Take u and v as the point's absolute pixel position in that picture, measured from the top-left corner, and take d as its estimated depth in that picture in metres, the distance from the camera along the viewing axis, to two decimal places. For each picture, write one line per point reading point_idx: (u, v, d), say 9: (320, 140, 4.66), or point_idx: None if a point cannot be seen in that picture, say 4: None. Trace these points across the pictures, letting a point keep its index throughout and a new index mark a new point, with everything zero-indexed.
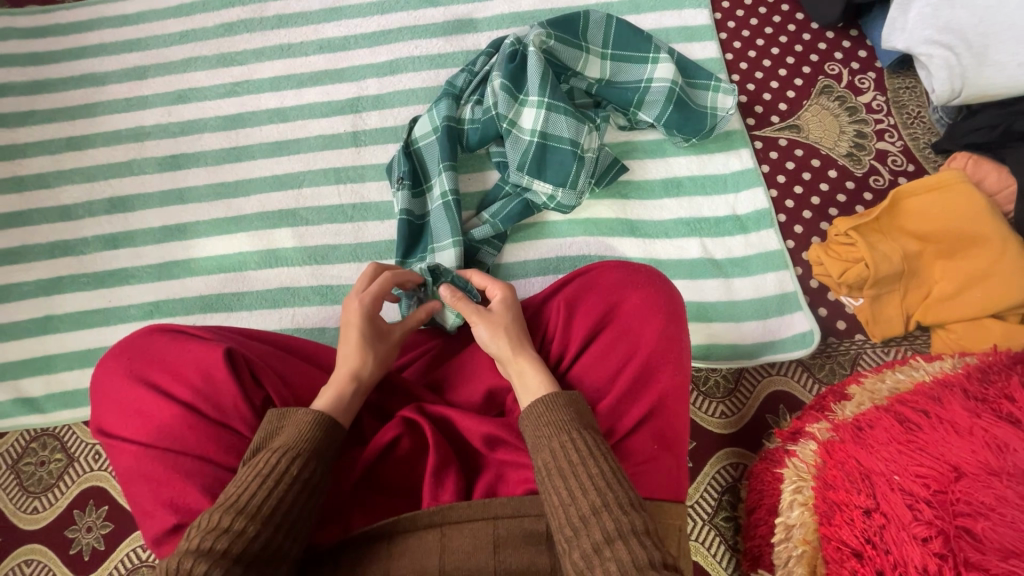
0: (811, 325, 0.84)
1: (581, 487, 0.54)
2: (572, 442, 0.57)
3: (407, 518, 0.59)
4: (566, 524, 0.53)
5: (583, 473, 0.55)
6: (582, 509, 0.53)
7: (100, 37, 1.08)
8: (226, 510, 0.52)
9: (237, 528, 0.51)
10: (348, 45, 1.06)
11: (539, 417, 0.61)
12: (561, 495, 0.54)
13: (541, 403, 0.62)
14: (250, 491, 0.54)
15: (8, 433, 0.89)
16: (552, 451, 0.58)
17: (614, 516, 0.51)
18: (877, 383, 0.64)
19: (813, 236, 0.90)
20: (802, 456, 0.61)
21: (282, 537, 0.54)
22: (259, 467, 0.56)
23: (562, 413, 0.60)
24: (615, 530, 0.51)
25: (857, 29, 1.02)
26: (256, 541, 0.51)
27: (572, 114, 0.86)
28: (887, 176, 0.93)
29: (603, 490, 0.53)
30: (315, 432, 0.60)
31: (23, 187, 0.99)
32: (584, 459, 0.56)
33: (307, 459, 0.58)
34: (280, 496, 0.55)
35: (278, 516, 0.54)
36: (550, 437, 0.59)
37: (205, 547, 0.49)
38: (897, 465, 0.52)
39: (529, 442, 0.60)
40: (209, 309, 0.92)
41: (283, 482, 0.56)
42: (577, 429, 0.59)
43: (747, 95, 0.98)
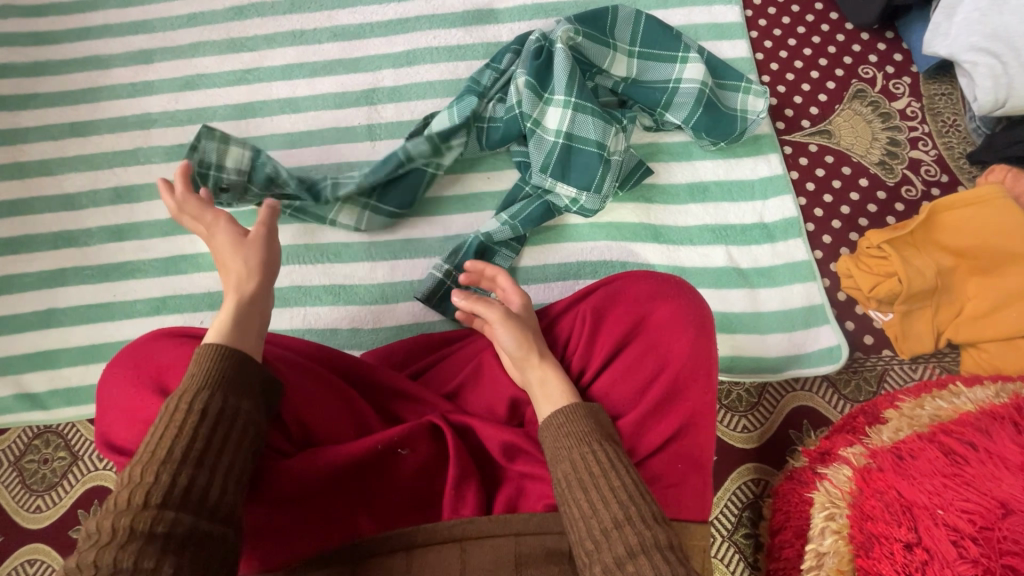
0: (839, 339, 0.82)
1: (602, 499, 0.52)
2: (594, 453, 0.55)
3: (425, 530, 0.57)
4: (584, 539, 0.51)
5: (604, 484, 0.53)
6: (603, 522, 0.51)
7: (105, 18, 1.04)
8: (132, 465, 0.50)
9: (139, 477, 0.48)
10: (362, 34, 1.02)
11: (561, 427, 0.58)
12: (582, 508, 0.53)
13: (560, 414, 0.59)
14: (152, 440, 0.51)
15: (10, 429, 0.86)
16: (573, 462, 0.55)
17: (638, 532, 0.50)
18: (916, 409, 0.61)
19: (842, 246, 0.88)
20: (835, 480, 0.59)
21: (192, 472, 0.50)
22: (158, 415, 0.53)
23: (581, 424, 0.58)
24: (639, 545, 0.49)
25: (892, 32, 0.98)
26: (164, 483, 0.48)
27: (599, 115, 0.83)
28: (920, 187, 0.90)
29: (627, 503, 0.52)
30: (209, 362, 0.55)
31: (25, 174, 0.96)
32: (606, 471, 0.54)
33: (202, 391, 0.53)
34: (179, 433, 0.51)
35: (187, 454, 0.50)
36: (570, 448, 0.56)
37: (114, 504, 0.47)
38: (943, 499, 0.50)
39: (546, 451, 0.58)
40: (218, 307, 0.89)
41: (178, 420, 0.52)
42: (594, 440, 0.56)
43: (777, 97, 0.95)
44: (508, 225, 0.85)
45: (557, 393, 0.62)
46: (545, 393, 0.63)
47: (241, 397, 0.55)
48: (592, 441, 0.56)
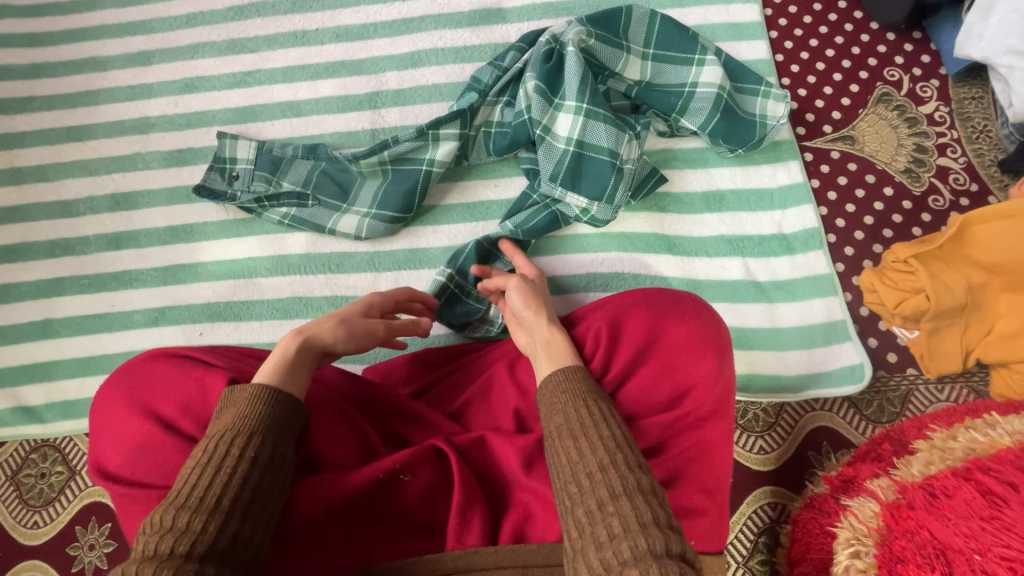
0: (861, 357, 0.78)
1: (590, 446, 0.51)
2: (586, 405, 0.55)
3: (428, 560, 0.54)
4: (566, 488, 0.50)
5: (594, 434, 0.52)
6: (589, 466, 0.50)
7: (102, 18, 1.01)
8: (168, 508, 0.48)
9: (182, 525, 0.47)
10: (366, 34, 0.98)
11: (558, 384, 0.57)
12: (569, 455, 0.52)
13: (560, 371, 0.58)
14: (194, 485, 0.49)
15: (8, 441, 0.85)
16: (566, 415, 0.55)
17: (622, 478, 0.48)
18: (948, 441, 0.58)
19: (864, 259, 0.84)
20: (860, 515, 0.56)
21: (238, 523, 0.49)
22: (198, 456, 0.52)
23: (579, 382, 0.57)
24: (622, 487, 0.48)
25: (920, 31, 0.93)
26: (209, 534, 0.47)
27: (611, 122, 0.80)
28: (948, 197, 0.86)
29: (613, 449, 0.51)
30: (259, 407, 0.55)
31: (22, 180, 0.94)
32: (597, 423, 0.53)
33: (253, 437, 0.53)
34: (227, 480, 0.50)
35: (232, 504, 0.49)
36: (566, 402, 0.56)
37: (149, 551, 0.45)
38: (979, 543, 0.46)
39: (541, 408, 0.57)
40: (217, 318, 0.87)
41: (227, 466, 0.51)
42: (587, 396, 0.56)
43: (798, 101, 0.91)
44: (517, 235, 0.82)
45: (561, 353, 0.61)
46: (548, 352, 0.62)
47: (286, 446, 0.56)
48: (588, 398, 0.55)
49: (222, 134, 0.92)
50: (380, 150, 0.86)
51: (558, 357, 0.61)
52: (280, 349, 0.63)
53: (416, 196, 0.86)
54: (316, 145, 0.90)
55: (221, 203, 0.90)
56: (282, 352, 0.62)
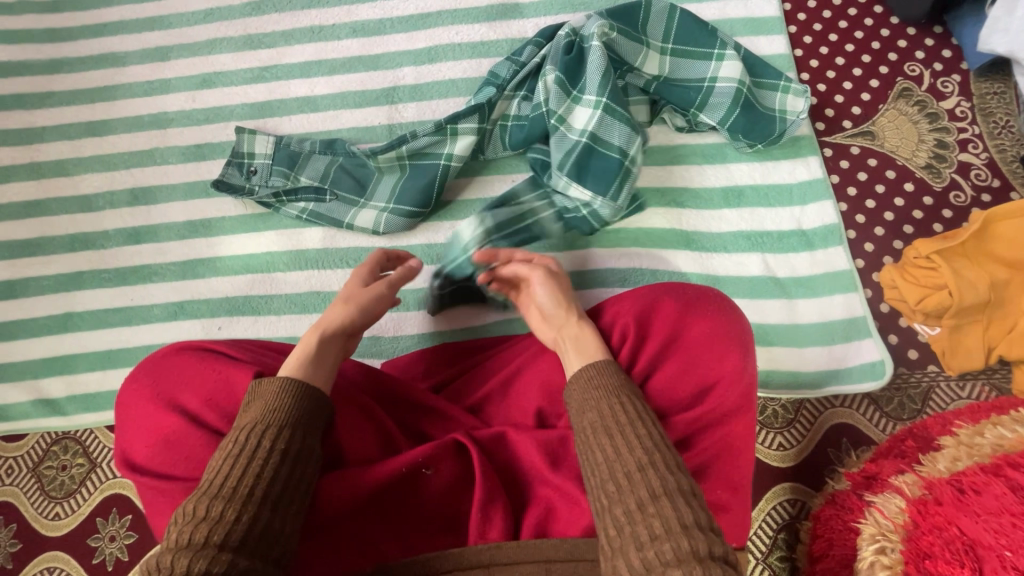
0: (882, 354, 0.78)
1: (626, 445, 0.52)
2: (621, 404, 0.55)
3: (452, 554, 0.54)
4: (602, 486, 0.51)
5: (630, 432, 0.53)
6: (627, 466, 0.51)
7: (120, 14, 1.01)
8: (201, 498, 0.49)
9: (216, 515, 0.48)
10: (383, 29, 0.98)
11: (591, 378, 0.57)
12: (606, 453, 0.52)
13: (591, 366, 0.58)
14: (226, 475, 0.50)
15: (29, 434, 0.86)
16: (598, 411, 0.55)
17: (661, 477, 0.49)
18: (975, 437, 0.58)
19: (885, 255, 0.83)
20: (886, 511, 0.55)
21: (270, 514, 0.50)
22: (229, 447, 0.52)
23: (610, 377, 0.57)
24: (661, 488, 0.48)
25: (941, 26, 0.93)
26: (241, 524, 0.48)
27: (625, 122, 0.80)
28: (970, 192, 0.85)
29: (650, 449, 0.51)
30: (286, 400, 0.55)
31: (41, 174, 0.94)
32: (632, 421, 0.53)
33: (282, 429, 0.54)
34: (258, 472, 0.51)
35: (264, 496, 0.50)
36: (598, 398, 0.56)
37: (185, 541, 0.46)
38: (1010, 539, 0.46)
39: (572, 404, 0.57)
40: (236, 313, 0.87)
41: (259, 458, 0.52)
42: (620, 393, 0.56)
43: (817, 97, 0.90)
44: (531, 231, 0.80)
45: (591, 348, 0.61)
46: (578, 348, 0.62)
47: (314, 439, 0.56)
48: (622, 394, 0.56)
49: (239, 129, 0.91)
50: (398, 146, 0.86)
51: (588, 352, 0.61)
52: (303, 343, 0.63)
53: (434, 191, 0.86)
54: (333, 140, 0.91)
55: (240, 198, 0.90)
56: (303, 347, 0.62)
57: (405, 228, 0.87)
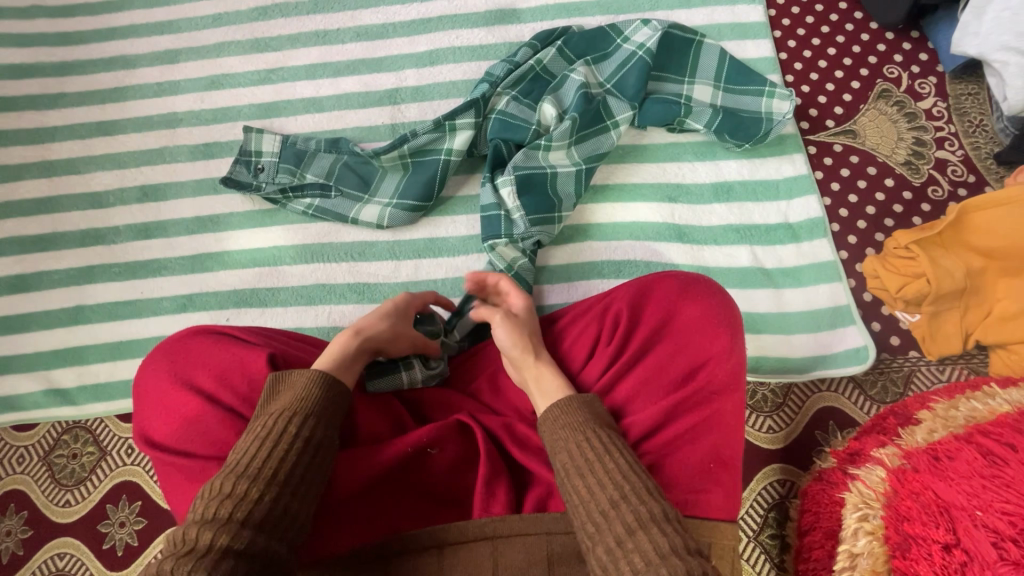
0: (865, 340, 0.82)
1: (599, 483, 0.54)
2: (589, 441, 0.57)
3: (458, 526, 0.56)
4: (583, 526, 0.52)
5: (600, 469, 0.55)
6: (601, 503, 0.52)
7: (131, 19, 1.05)
8: (229, 474, 0.51)
9: (240, 492, 0.50)
10: (385, 33, 1.02)
11: (558, 418, 0.60)
12: (580, 494, 0.54)
13: (556, 405, 0.61)
14: (252, 455, 0.53)
15: (40, 423, 0.88)
16: (570, 451, 0.57)
17: (636, 510, 0.51)
18: (951, 410, 0.61)
19: (867, 246, 0.87)
20: (868, 481, 0.59)
21: (290, 496, 0.52)
22: (258, 430, 0.55)
23: (577, 414, 0.60)
24: (636, 520, 0.50)
25: (918, 31, 0.98)
26: (263, 505, 0.50)
27: (580, 181, 0.86)
28: (947, 187, 0.89)
29: (621, 483, 0.53)
30: (315, 392, 0.58)
31: (53, 172, 0.97)
32: (602, 457, 0.55)
33: (308, 418, 0.56)
34: (282, 456, 0.53)
35: (286, 479, 0.52)
36: (568, 438, 0.58)
37: (209, 514, 0.48)
38: (981, 500, 0.49)
39: (547, 445, 0.60)
40: (243, 304, 0.90)
41: (284, 442, 0.54)
42: (587, 428, 0.58)
43: (801, 97, 0.95)
44: (497, 254, 0.83)
45: (553, 387, 0.63)
46: (540, 388, 0.64)
47: (334, 427, 0.58)
48: (587, 428, 0.58)
49: (247, 128, 0.95)
50: (400, 145, 0.89)
51: (551, 392, 0.63)
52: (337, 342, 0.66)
53: (435, 185, 0.89)
54: (338, 139, 0.94)
55: (247, 194, 0.93)
56: (339, 348, 0.65)
57: (405, 222, 0.90)
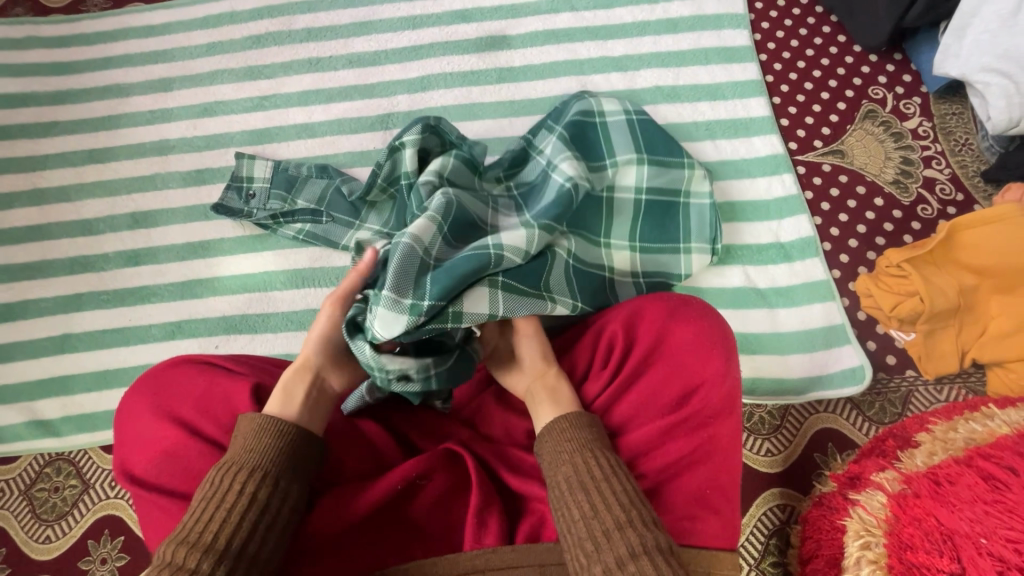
0: (861, 359, 0.81)
1: (603, 502, 0.52)
2: (594, 459, 0.56)
3: (449, 559, 0.55)
4: (573, 548, 0.51)
5: (605, 487, 0.53)
6: (604, 524, 0.51)
7: (126, 48, 1.06)
8: (176, 542, 0.49)
9: (181, 561, 0.48)
10: (378, 61, 1.04)
11: (563, 433, 0.58)
12: (582, 510, 0.53)
13: (564, 418, 0.59)
14: (196, 520, 0.50)
15: (22, 456, 0.85)
16: (575, 467, 0.55)
17: (634, 539, 0.49)
18: (949, 432, 0.60)
19: (859, 265, 0.87)
20: (869, 508, 0.57)
21: (234, 563, 0.49)
22: (205, 491, 0.52)
23: (583, 430, 0.58)
24: (640, 545, 0.49)
25: (901, 53, 0.99)
26: (203, 572, 0.47)
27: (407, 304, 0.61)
28: (936, 205, 0.90)
29: (626, 506, 0.52)
30: (267, 443, 0.55)
31: (43, 200, 0.97)
32: (607, 477, 0.54)
33: (259, 474, 0.54)
34: (228, 519, 0.50)
35: (230, 544, 0.49)
36: (572, 452, 0.57)
37: None
38: (985, 527, 0.48)
39: (546, 457, 0.58)
40: (232, 331, 0.89)
41: (231, 502, 0.51)
42: (591, 448, 0.56)
43: (789, 118, 0.96)
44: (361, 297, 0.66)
45: (564, 401, 0.61)
46: (552, 396, 0.62)
47: (290, 481, 0.55)
48: (590, 446, 0.56)
49: (239, 154, 0.95)
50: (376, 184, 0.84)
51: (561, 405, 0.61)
52: (289, 377, 0.62)
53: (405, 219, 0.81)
54: (328, 165, 0.94)
55: (238, 220, 0.93)
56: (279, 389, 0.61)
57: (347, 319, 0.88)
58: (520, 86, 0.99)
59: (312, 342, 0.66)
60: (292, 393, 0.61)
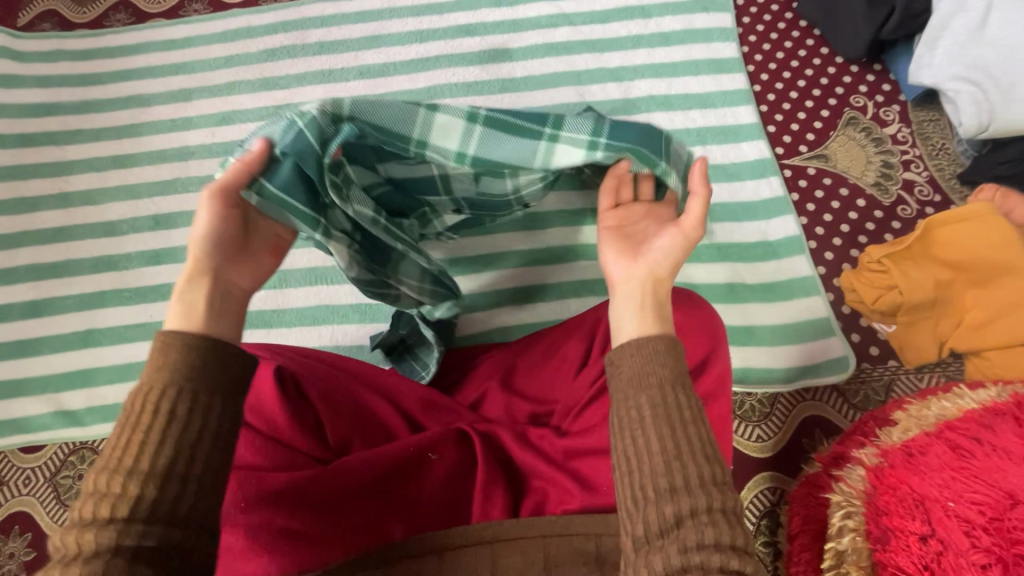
0: (845, 350, 0.86)
1: (677, 448, 0.46)
2: (681, 396, 0.48)
3: (458, 531, 0.58)
4: (629, 484, 0.46)
5: (684, 432, 0.46)
6: (673, 473, 0.45)
7: (148, 60, 1.12)
8: (104, 470, 0.44)
9: (117, 490, 0.43)
10: (387, 72, 1.10)
11: (656, 355, 0.50)
12: (649, 445, 0.46)
13: (662, 340, 0.50)
14: (125, 446, 0.45)
15: (47, 445, 0.89)
16: (661, 397, 0.48)
17: (710, 491, 0.44)
18: (922, 409, 0.64)
19: (843, 262, 0.92)
20: (850, 480, 0.61)
21: (174, 488, 0.44)
22: (129, 414, 0.46)
23: (678, 362, 0.50)
24: (704, 503, 0.43)
25: (880, 64, 1.05)
26: (145, 498, 0.43)
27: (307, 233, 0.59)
28: (915, 206, 0.95)
29: (700, 458, 0.46)
30: (188, 356, 0.48)
31: (69, 203, 1.02)
32: (688, 419, 0.47)
33: (179, 394, 0.47)
34: (160, 442, 0.45)
35: (171, 467, 0.45)
36: (661, 379, 0.48)
37: (88, 517, 0.43)
38: (953, 491, 0.53)
39: (628, 368, 0.50)
40: (250, 326, 0.94)
41: (157, 424, 0.46)
42: (681, 383, 0.49)
43: (775, 125, 1.02)
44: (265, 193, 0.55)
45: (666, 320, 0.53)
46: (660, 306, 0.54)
47: (216, 398, 0.48)
48: (683, 382, 0.49)
49: None
50: None
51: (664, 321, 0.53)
52: (184, 288, 0.53)
53: None
54: None
55: None
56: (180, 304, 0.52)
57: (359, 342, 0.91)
58: (521, 96, 1.05)
59: (200, 248, 0.54)
60: (193, 304, 0.52)
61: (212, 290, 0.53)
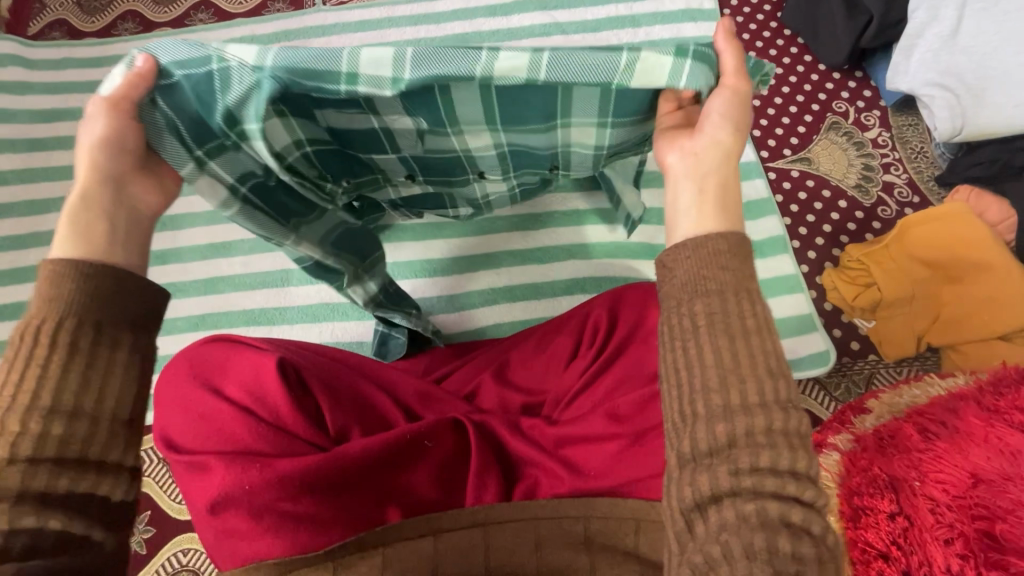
0: (826, 344, 0.89)
1: (737, 359, 0.41)
2: (744, 299, 0.43)
3: (450, 513, 0.60)
4: (678, 399, 0.42)
5: (747, 342, 0.41)
6: (736, 391, 0.40)
7: None
8: None
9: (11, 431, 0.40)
10: None
11: (715, 257, 0.44)
12: (707, 358, 0.41)
13: (725, 237, 0.44)
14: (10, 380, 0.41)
15: None
16: (721, 304, 0.42)
17: (771, 415, 0.39)
18: (894, 397, 0.69)
19: (825, 261, 0.96)
20: (827, 465, 0.65)
21: (82, 428, 0.42)
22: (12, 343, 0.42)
23: (743, 262, 0.44)
24: (766, 425, 0.39)
25: (861, 71, 1.09)
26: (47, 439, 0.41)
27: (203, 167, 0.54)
28: (894, 207, 0.99)
29: (765, 373, 0.41)
30: (81, 284, 0.43)
31: None
32: (753, 327, 0.42)
33: (73, 324, 0.42)
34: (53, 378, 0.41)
35: (78, 405, 0.42)
36: (725, 281, 0.43)
37: None
38: (919, 471, 0.55)
39: (684, 272, 0.44)
40: (253, 323, 0.97)
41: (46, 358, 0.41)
42: (746, 290, 0.43)
43: (760, 129, 1.05)
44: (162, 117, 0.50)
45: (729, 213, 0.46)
46: (720, 200, 0.47)
47: (126, 331, 0.44)
48: (747, 287, 0.43)
49: None
50: None
51: (730, 213, 0.46)
52: (80, 194, 0.47)
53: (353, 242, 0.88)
54: None
55: None
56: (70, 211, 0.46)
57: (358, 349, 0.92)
58: None
59: (92, 152, 0.48)
60: (89, 220, 0.46)
61: (111, 202, 0.48)
